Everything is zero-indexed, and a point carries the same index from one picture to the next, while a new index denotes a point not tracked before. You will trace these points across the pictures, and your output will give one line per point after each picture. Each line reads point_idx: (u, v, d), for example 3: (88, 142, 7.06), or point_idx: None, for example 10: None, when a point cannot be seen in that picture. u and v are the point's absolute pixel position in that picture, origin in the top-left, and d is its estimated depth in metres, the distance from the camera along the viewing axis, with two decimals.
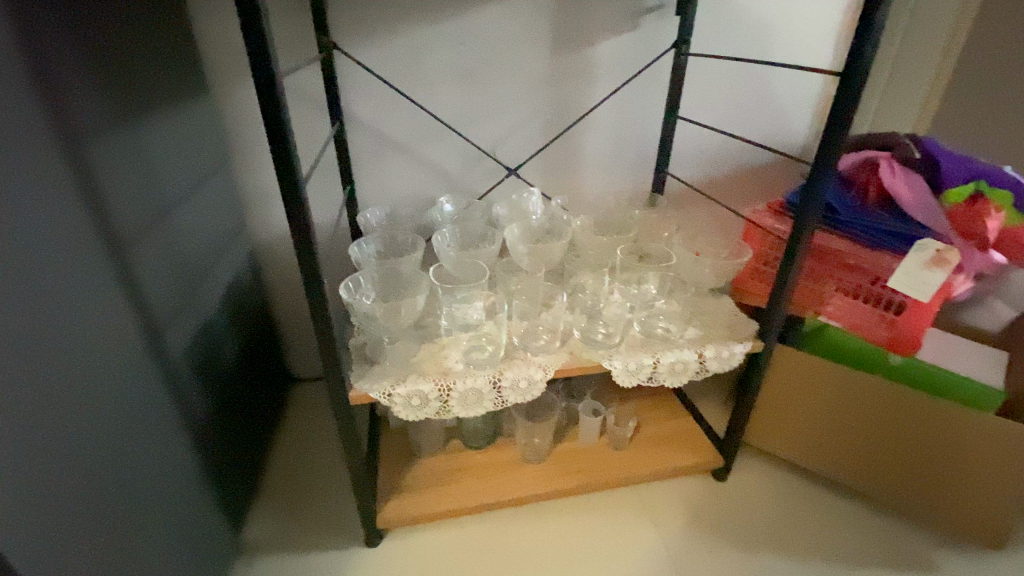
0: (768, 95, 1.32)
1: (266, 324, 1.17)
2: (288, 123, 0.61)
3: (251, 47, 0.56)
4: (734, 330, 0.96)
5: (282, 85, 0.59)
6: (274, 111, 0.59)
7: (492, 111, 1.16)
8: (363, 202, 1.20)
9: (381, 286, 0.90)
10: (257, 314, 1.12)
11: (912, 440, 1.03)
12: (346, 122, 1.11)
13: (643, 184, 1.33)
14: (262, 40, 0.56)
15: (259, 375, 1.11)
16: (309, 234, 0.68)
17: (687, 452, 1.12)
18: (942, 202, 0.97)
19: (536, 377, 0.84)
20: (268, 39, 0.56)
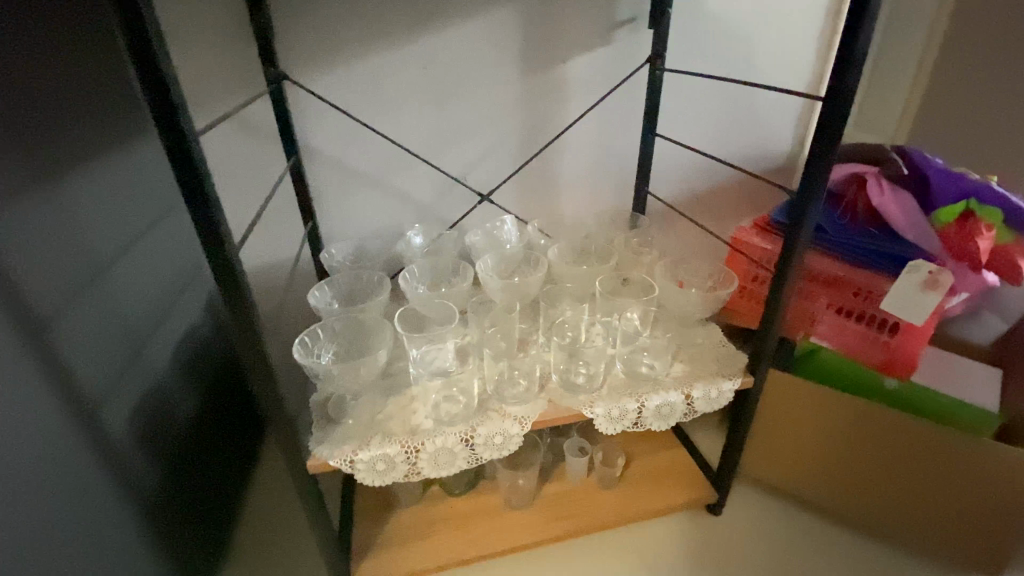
0: (748, 106, 1.27)
1: (235, 371, 1.10)
2: (208, 179, 0.60)
3: (157, 104, 0.55)
4: (722, 365, 0.91)
5: (197, 141, 0.58)
6: (189, 168, 0.58)
7: (461, 136, 1.10)
8: (329, 236, 1.14)
9: (343, 338, 0.83)
10: (221, 361, 1.05)
11: (915, 472, 0.97)
12: (306, 155, 1.05)
13: (623, 204, 1.27)
14: (169, 98, 0.55)
15: (226, 428, 1.04)
16: (242, 296, 0.68)
17: (678, 488, 1.07)
18: (933, 221, 0.93)
19: (512, 431, 0.78)
20: (176, 95, 0.55)
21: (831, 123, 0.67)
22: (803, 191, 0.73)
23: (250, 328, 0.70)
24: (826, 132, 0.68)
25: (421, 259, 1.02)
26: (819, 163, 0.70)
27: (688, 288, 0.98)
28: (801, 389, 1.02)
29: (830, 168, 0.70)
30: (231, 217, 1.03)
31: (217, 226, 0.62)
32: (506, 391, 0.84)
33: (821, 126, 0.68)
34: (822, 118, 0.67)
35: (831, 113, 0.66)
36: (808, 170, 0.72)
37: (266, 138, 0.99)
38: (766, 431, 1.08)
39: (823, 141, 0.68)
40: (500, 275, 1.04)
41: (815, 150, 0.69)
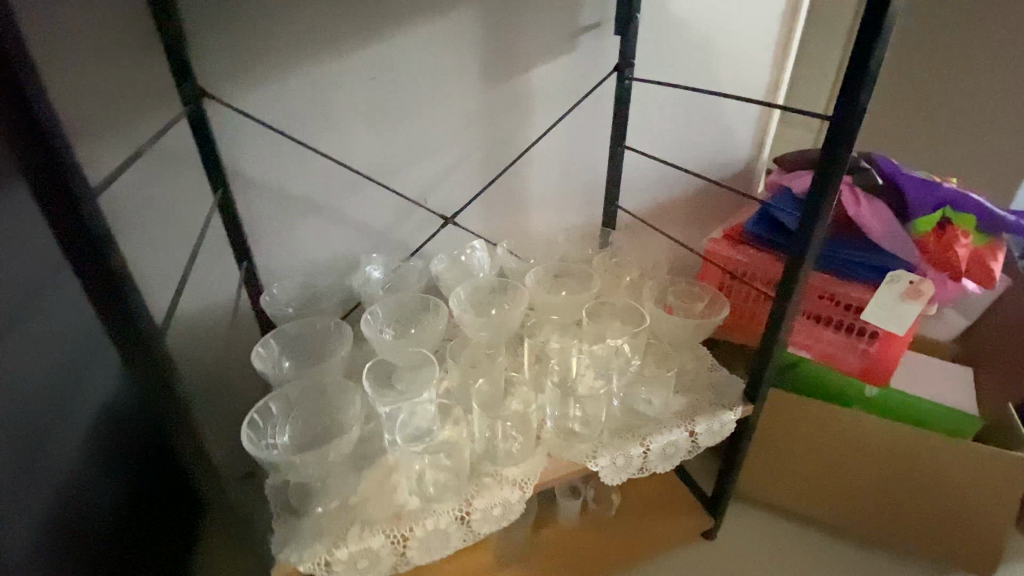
0: (711, 113, 1.24)
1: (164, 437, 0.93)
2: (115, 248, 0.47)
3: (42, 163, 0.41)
4: (720, 393, 0.86)
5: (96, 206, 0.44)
6: (89, 239, 0.45)
7: (419, 154, 0.98)
8: (270, 275, 0.98)
9: (301, 407, 0.70)
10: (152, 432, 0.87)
11: (910, 482, 0.98)
12: (235, 184, 0.89)
13: (592, 218, 1.21)
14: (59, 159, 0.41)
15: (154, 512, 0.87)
16: (172, 377, 0.55)
17: (674, 519, 1.03)
18: (912, 231, 0.92)
19: (513, 499, 0.69)
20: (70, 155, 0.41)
21: (840, 141, 0.63)
22: (808, 212, 0.69)
23: (184, 422, 0.58)
24: (833, 152, 0.64)
25: (384, 298, 0.90)
26: (828, 185, 0.66)
27: (678, 314, 0.92)
28: (802, 404, 1.01)
29: (834, 189, 0.66)
30: (144, 264, 0.85)
31: (128, 302, 0.49)
32: (498, 448, 0.74)
33: (828, 146, 0.64)
34: (828, 137, 0.64)
35: (840, 131, 0.62)
36: (814, 192, 0.68)
37: (184, 164, 0.81)
38: (764, 446, 1.06)
39: (831, 162, 0.64)
40: (473, 308, 0.94)
41: (821, 172, 0.66)
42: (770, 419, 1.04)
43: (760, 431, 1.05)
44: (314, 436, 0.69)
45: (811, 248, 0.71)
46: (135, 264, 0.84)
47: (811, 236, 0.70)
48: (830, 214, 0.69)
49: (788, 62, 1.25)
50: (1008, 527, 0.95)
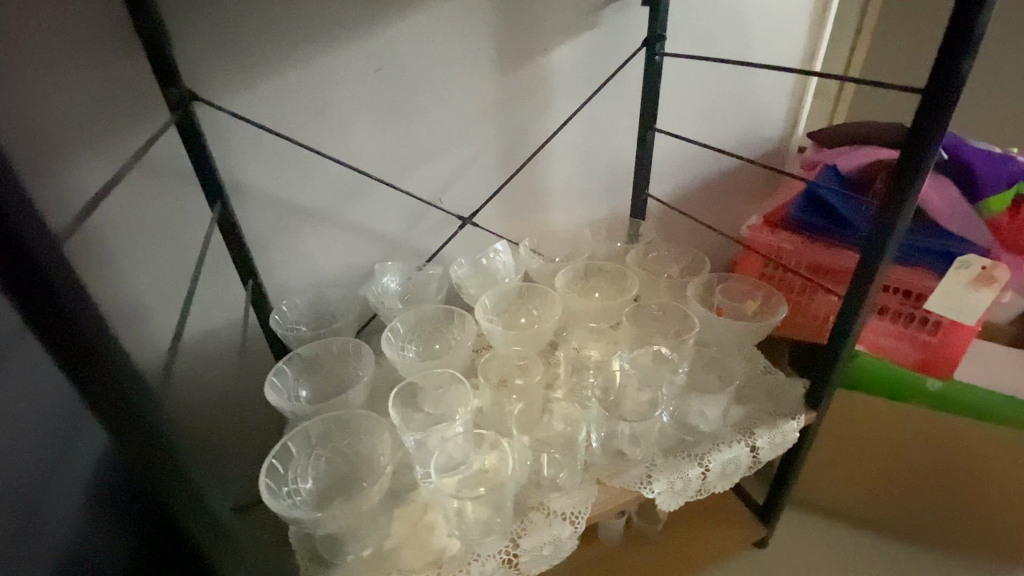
0: (745, 88, 1.14)
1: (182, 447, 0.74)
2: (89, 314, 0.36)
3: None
4: (778, 400, 0.78)
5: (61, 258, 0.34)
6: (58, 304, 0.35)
7: (431, 151, 0.90)
8: (278, 290, 0.90)
9: (328, 444, 0.63)
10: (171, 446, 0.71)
11: (985, 480, 0.93)
12: (234, 194, 0.81)
13: (618, 210, 1.12)
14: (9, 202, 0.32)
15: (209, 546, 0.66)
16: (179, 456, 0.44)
17: (727, 530, 0.97)
18: (983, 211, 0.84)
19: (564, 537, 0.62)
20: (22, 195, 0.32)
21: (931, 117, 0.55)
22: (889, 199, 0.62)
23: (191, 493, 0.46)
24: (921, 130, 0.56)
25: (405, 312, 0.82)
26: (913, 168, 0.58)
27: (728, 317, 0.84)
28: (858, 420, 0.96)
29: (921, 174, 0.58)
30: (146, 287, 0.78)
31: (115, 375, 0.39)
32: (542, 477, 0.67)
33: (914, 123, 0.56)
34: (917, 113, 0.56)
35: (931, 105, 0.55)
36: (895, 176, 0.60)
37: (178, 177, 0.74)
38: (826, 448, 1.00)
39: (919, 141, 0.56)
40: (500, 317, 0.87)
41: (905, 152, 0.58)
42: (833, 422, 0.98)
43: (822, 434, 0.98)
44: (341, 477, 0.62)
45: (891, 243, 0.64)
46: (134, 290, 0.77)
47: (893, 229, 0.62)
48: (914, 200, 0.61)
49: (826, 27, 1.14)
50: None
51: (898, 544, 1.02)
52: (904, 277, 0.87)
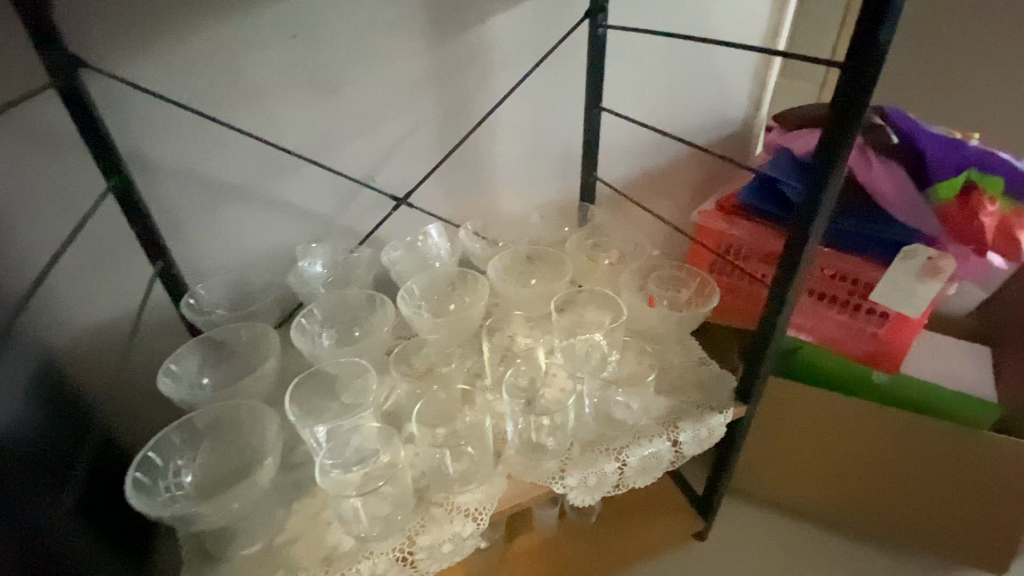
0: (703, 66, 1.08)
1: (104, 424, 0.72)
2: None
3: None
4: (708, 393, 0.76)
5: None
6: None
7: (359, 127, 0.85)
8: (197, 271, 0.86)
9: (219, 435, 0.61)
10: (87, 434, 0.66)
11: (921, 475, 0.90)
12: (140, 169, 0.76)
13: (569, 193, 1.07)
14: None
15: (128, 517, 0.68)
16: None
17: (664, 522, 0.95)
18: (930, 198, 0.79)
19: (464, 534, 0.60)
20: None
21: (854, 94, 0.57)
22: (818, 172, 0.64)
23: None
24: (845, 104, 0.59)
25: (323, 297, 0.78)
26: (843, 138, 0.60)
27: (661, 306, 0.81)
28: (779, 426, 0.95)
29: (848, 147, 0.61)
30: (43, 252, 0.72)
31: None
32: (450, 470, 0.65)
33: (838, 99, 0.59)
34: (842, 90, 0.58)
35: (856, 80, 0.57)
36: (825, 150, 0.62)
37: (72, 149, 0.69)
38: (765, 440, 0.97)
39: (848, 115, 0.59)
40: (428, 304, 0.83)
41: (831, 129, 0.61)
42: (770, 414, 0.95)
43: (759, 426, 0.96)
44: (228, 472, 0.60)
45: (818, 219, 0.67)
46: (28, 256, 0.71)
47: (821, 203, 0.65)
48: (841, 173, 0.63)
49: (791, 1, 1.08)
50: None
51: (836, 537, 1.00)
52: (846, 266, 0.84)
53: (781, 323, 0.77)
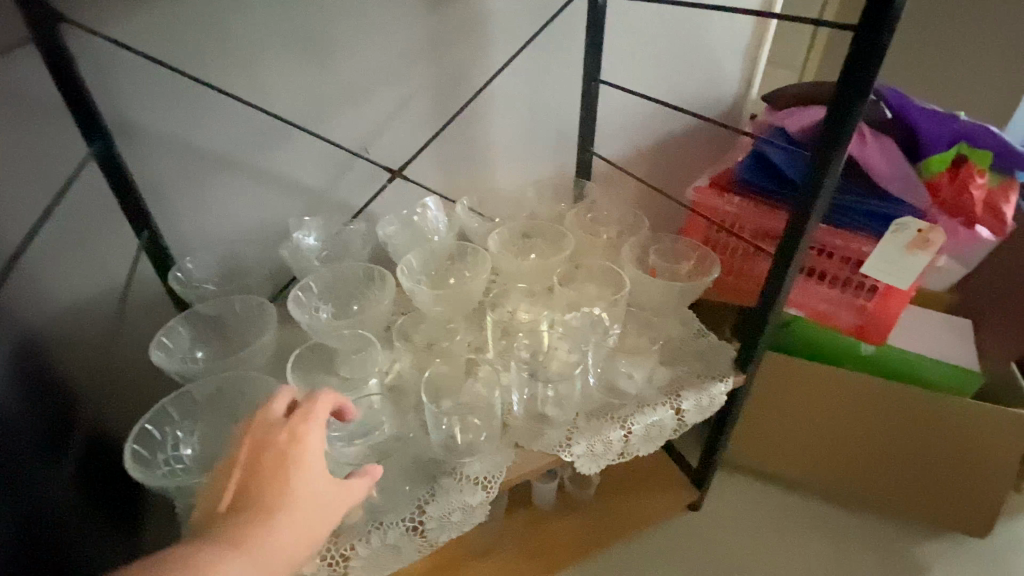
0: (699, 43, 1.08)
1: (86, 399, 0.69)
2: None
3: None
4: (708, 363, 0.77)
5: None
6: None
7: (354, 96, 0.82)
8: (184, 245, 0.82)
9: (219, 409, 0.59)
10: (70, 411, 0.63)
11: (907, 441, 0.93)
12: (125, 135, 0.72)
13: (565, 168, 1.06)
14: None
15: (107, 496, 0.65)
16: None
17: (661, 493, 0.96)
18: (923, 172, 0.82)
19: (474, 502, 0.60)
20: None
21: (862, 64, 0.58)
22: (824, 143, 0.64)
23: None
24: (852, 77, 0.59)
25: (319, 270, 0.76)
26: (851, 107, 0.60)
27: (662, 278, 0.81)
28: (772, 397, 0.98)
29: (857, 118, 0.61)
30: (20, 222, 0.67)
31: None
32: (458, 441, 0.64)
33: (845, 72, 0.59)
34: (852, 59, 0.58)
35: (865, 50, 0.57)
36: (833, 120, 0.62)
37: (51, 112, 0.65)
38: (758, 411, 1.00)
39: (858, 83, 0.59)
40: (427, 278, 0.81)
41: (838, 102, 0.61)
42: (763, 384, 0.98)
43: (753, 396, 0.99)
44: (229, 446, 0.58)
45: (822, 191, 0.67)
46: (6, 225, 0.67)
47: (826, 174, 0.66)
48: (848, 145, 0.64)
49: None
50: (1005, 476, 0.91)
51: (825, 506, 1.03)
52: (839, 240, 0.86)
53: (781, 297, 0.78)
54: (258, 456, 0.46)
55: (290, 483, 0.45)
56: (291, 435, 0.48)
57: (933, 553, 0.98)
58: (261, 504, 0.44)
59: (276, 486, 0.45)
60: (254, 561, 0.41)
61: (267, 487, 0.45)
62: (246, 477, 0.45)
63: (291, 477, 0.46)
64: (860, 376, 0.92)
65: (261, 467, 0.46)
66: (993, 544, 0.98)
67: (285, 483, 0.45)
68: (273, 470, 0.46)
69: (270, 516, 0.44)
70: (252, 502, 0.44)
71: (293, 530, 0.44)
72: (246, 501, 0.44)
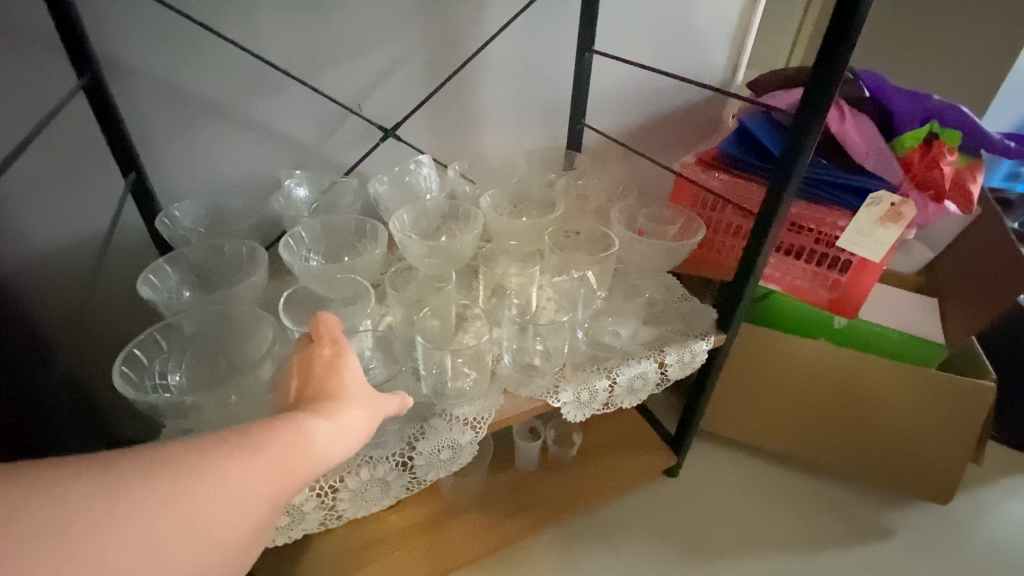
0: (697, 19, 1.08)
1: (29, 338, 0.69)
2: None
3: None
4: (691, 323, 0.80)
5: None
6: None
7: (348, 49, 0.82)
8: (172, 192, 0.82)
9: (207, 341, 0.60)
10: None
11: (874, 412, 0.98)
12: (114, 73, 0.71)
13: (556, 139, 1.08)
14: None
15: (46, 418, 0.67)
16: None
17: (638, 456, 0.99)
18: (896, 149, 0.85)
19: (463, 441, 0.62)
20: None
21: (843, 31, 0.59)
22: (806, 110, 0.66)
23: None
24: (831, 46, 0.61)
25: (309, 219, 0.76)
26: (831, 73, 0.62)
27: (648, 237, 0.85)
28: (748, 368, 1.01)
29: (837, 84, 0.63)
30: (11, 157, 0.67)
31: None
32: (448, 385, 0.65)
33: (826, 41, 0.61)
34: (833, 27, 0.60)
35: (845, 15, 0.59)
36: (813, 87, 0.64)
37: (42, 44, 0.64)
38: (734, 382, 1.04)
39: (839, 51, 0.61)
40: (419, 234, 0.82)
41: (820, 68, 0.63)
42: (739, 357, 1.01)
43: (728, 369, 1.02)
44: (216, 378, 0.58)
45: (803, 159, 0.69)
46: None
47: (806, 143, 0.68)
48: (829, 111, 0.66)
49: None
50: (965, 445, 0.96)
51: (796, 475, 1.08)
52: (819, 216, 0.88)
53: (761, 264, 0.79)
54: (309, 370, 0.47)
55: (344, 379, 0.46)
56: (335, 349, 0.48)
57: (896, 519, 1.02)
58: (328, 392, 0.44)
59: (333, 381, 0.45)
60: (334, 428, 0.42)
61: (326, 383, 0.45)
62: (302, 384, 0.46)
63: (346, 376, 0.46)
64: (831, 348, 0.95)
65: (312, 374, 0.46)
66: (951, 511, 1.03)
67: (340, 377, 0.46)
68: (325, 372, 0.46)
69: (338, 401, 0.44)
70: (316, 392, 0.45)
71: (364, 412, 0.45)
72: (309, 395, 0.45)
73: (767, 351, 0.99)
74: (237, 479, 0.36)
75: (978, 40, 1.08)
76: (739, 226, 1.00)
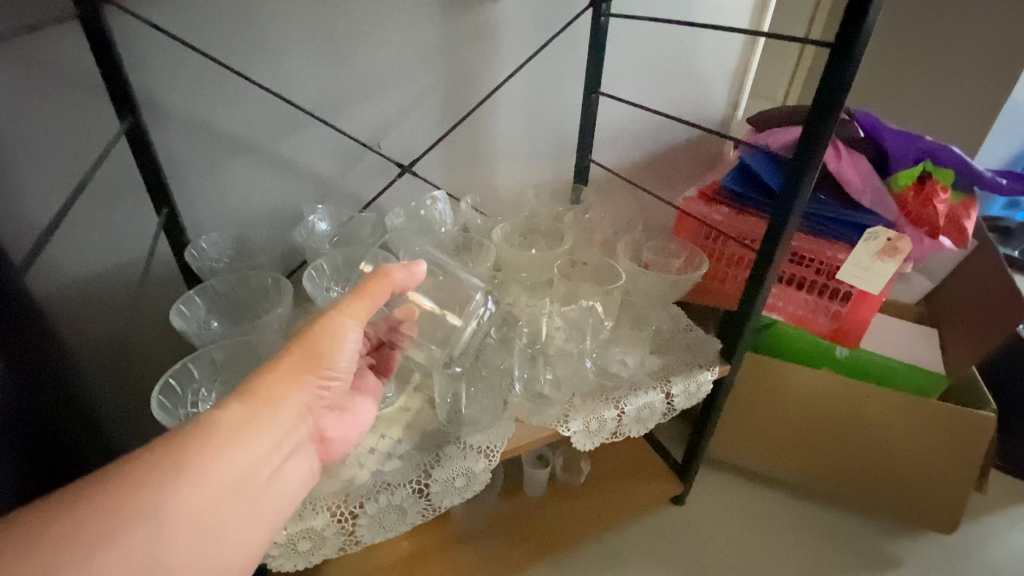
0: (697, 61, 1.13)
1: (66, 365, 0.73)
2: None
3: None
4: (696, 352, 0.82)
5: None
6: None
7: (367, 91, 0.87)
8: (198, 223, 0.86)
9: (235, 370, 0.63)
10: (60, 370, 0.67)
11: (878, 442, 0.99)
12: (152, 114, 0.76)
13: (564, 172, 1.12)
14: None
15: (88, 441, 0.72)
16: None
17: (645, 483, 1.00)
18: (891, 185, 0.89)
19: (477, 469, 0.64)
20: None
21: (837, 82, 0.64)
22: (803, 151, 0.70)
23: None
24: (826, 94, 0.65)
25: (331, 252, 0.80)
26: (824, 119, 0.66)
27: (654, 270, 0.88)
28: (753, 397, 1.03)
29: (832, 127, 0.67)
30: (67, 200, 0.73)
31: None
32: (463, 414, 0.68)
33: (820, 89, 0.66)
34: (828, 76, 0.64)
35: (839, 65, 0.63)
36: (810, 130, 0.68)
37: (88, 90, 0.69)
38: (739, 411, 1.05)
39: (831, 99, 0.65)
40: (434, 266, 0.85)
41: (815, 112, 0.66)
42: (744, 386, 1.03)
43: (733, 397, 1.04)
44: None
45: (801, 197, 0.73)
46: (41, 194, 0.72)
47: (803, 181, 0.71)
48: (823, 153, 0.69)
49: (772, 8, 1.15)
50: (968, 477, 0.97)
51: (801, 503, 1.08)
52: (821, 250, 0.91)
53: (763, 296, 0.82)
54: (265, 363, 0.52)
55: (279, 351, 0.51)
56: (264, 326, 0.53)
57: (903, 549, 1.02)
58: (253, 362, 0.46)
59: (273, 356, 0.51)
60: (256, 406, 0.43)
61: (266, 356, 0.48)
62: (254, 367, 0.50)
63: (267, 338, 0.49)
64: (835, 377, 0.97)
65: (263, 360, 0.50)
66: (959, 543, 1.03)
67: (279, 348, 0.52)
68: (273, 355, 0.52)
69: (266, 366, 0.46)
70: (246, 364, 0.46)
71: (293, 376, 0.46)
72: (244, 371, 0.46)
73: (771, 381, 1.01)
74: (182, 484, 0.37)
75: (970, 81, 1.12)
76: (741, 258, 1.03)
